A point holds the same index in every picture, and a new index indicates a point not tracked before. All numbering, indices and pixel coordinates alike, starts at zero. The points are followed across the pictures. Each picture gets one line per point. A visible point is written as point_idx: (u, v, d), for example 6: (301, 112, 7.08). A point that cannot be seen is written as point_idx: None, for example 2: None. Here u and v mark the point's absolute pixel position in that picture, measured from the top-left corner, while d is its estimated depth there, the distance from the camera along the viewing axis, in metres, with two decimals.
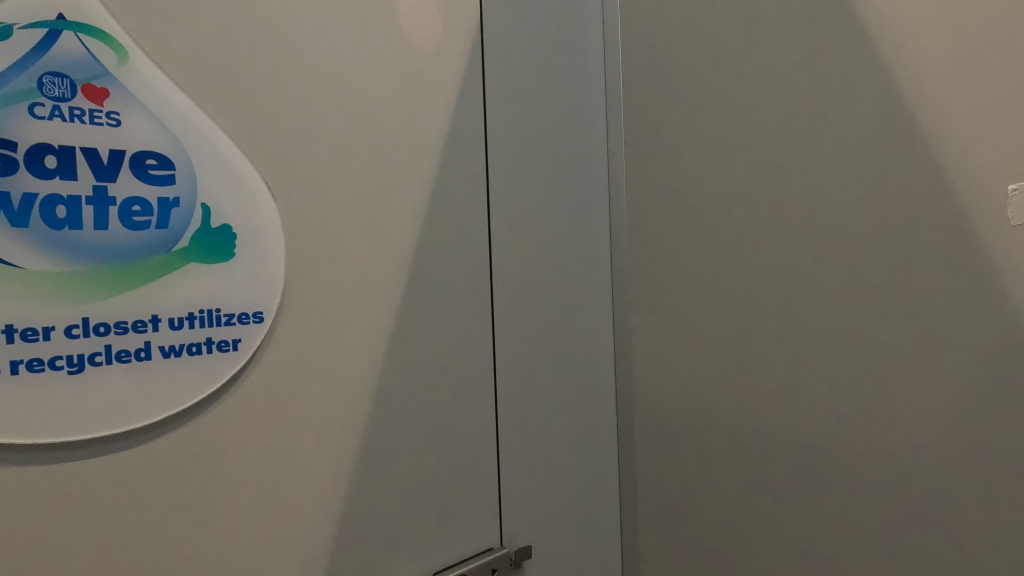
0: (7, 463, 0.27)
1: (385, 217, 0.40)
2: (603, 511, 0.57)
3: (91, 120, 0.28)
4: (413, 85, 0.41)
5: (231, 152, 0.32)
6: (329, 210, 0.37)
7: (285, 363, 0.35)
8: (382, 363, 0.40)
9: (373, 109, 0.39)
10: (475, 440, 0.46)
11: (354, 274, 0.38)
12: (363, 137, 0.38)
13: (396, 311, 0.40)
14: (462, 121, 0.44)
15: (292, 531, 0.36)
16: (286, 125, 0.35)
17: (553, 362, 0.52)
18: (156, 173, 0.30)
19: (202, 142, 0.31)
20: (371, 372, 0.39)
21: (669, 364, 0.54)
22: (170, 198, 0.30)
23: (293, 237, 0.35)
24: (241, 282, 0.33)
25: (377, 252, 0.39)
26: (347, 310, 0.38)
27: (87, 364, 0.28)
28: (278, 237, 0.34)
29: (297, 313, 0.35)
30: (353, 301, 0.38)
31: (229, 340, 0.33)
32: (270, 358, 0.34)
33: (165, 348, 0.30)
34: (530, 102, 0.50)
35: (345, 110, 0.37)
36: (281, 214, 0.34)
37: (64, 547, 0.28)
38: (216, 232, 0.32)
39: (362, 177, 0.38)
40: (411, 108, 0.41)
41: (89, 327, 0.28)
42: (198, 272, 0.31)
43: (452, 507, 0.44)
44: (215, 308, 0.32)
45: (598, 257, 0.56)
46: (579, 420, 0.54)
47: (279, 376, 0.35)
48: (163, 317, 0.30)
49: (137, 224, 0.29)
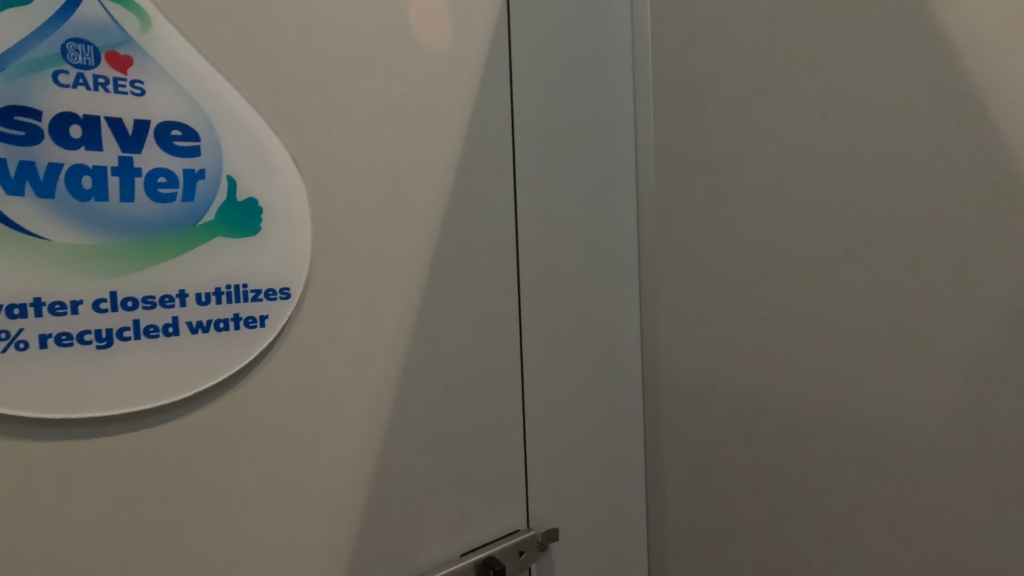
0: (31, 441, 0.26)
1: (410, 201, 0.38)
2: (633, 536, 0.53)
3: (116, 88, 0.27)
4: (441, 65, 0.39)
5: (254, 122, 0.31)
6: (353, 185, 0.35)
7: (311, 341, 0.33)
8: (405, 353, 0.37)
9: (399, 84, 0.37)
10: (505, 441, 0.43)
11: (378, 256, 0.36)
12: (388, 113, 0.36)
13: (421, 301, 0.38)
14: (493, 105, 0.42)
15: (321, 519, 0.34)
16: (307, 92, 0.33)
17: (587, 370, 0.48)
18: (181, 145, 0.29)
19: (225, 112, 0.30)
20: (395, 361, 0.37)
21: (711, 385, 0.49)
22: (195, 169, 0.29)
23: (318, 211, 0.33)
24: (268, 257, 0.31)
25: (402, 236, 0.37)
26: (370, 293, 0.36)
27: (115, 339, 0.27)
28: (307, 211, 0.33)
29: (322, 290, 0.34)
30: (376, 285, 0.36)
31: (257, 316, 0.31)
32: (298, 336, 0.33)
33: (193, 324, 0.29)
34: (559, 93, 0.46)
35: (370, 82, 0.35)
36: (306, 186, 0.33)
37: (92, 528, 0.27)
38: (244, 205, 0.30)
39: (387, 154, 0.36)
40: (439, 90, 0.39)
41: (117, 301, 0.27)
42: (227, 246, 0.30)
43: (481, 511, 0.42)
44: (242, 283, 0.30)
45: (630, 265, 0.52)
46: (612, 435, 0.50)
47: (305, 355, 0.33)
48: (190, 292, 0.29)
49: (163, 196, 0.28)
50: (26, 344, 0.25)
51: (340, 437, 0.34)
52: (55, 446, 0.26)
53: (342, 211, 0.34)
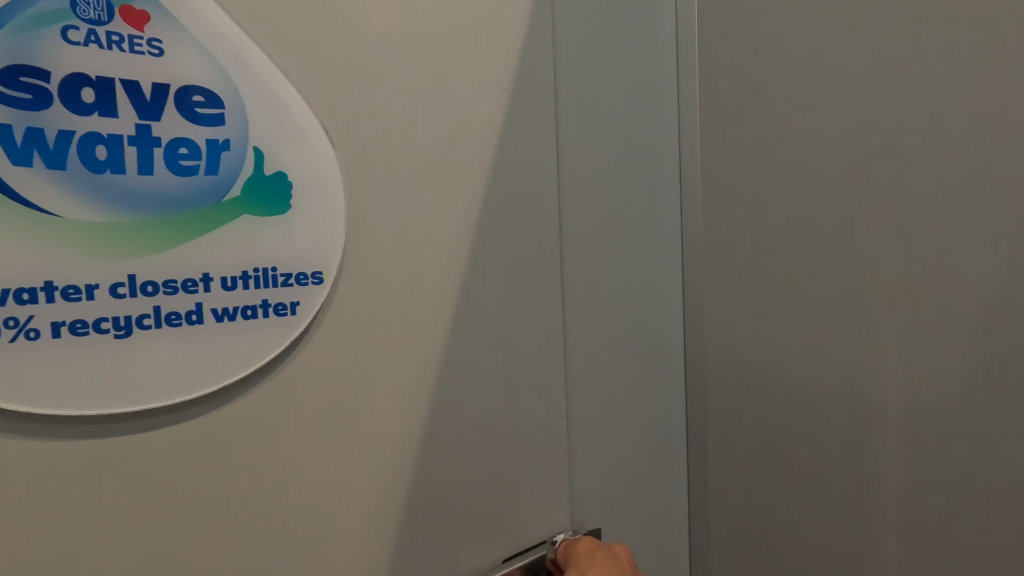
0: (39, 442, 0.23)
1: (449, 175, 0.34)
2: (680, 538, 0.50)
3: (131, 48, 0.24)
4: (482, 26, 0.36)
5: (282, 87, 0.28)
6: (391, 157, 0.32)
7: (345, 330, 0.30)
8: (445, 342, 0.34)
9: (437, 45, 0.33)
10: (549, 439, 0.40)
11: (415, 236, 0.33)
12: (424, 76, 0.33)
13: (460, 285, 0.35)
14: (535, 71, 0.38)
15: (357, 524, 0.31)
16: (337, 51, 0.29)
17: (632, 363, 0.45)
18: (203, 112, 0.26)
19: (250, 75, 0.27)
20: (433, 350, 0.34)
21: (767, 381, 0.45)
22: (219, 139, 0.26)
23: (352, 187, 0.30)
24: (299, 237, 0.28)
25: (440, 214, 0.34)
26: (406, 277, 0.33)
27: (134, 328, 0.24)
28: (340, 186, 0.30)
29: (356, 273, 0.31)
30: (414, 268, 0.33)
31: (286, 303, 0.28)
32: (332, 324, 0.30)
33: (218, 311, 0.26)
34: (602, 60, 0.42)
35: (405, 41, 0.32)
36: (338, 158, 0.30)
37: (111, 536, 0.25)
38: (272, 180, 0.28)
39: (425, 121, 0.33)
40: (479, 54, 0.35)
41: (136, 285, 0.24)
42: (255, 225, 0.27)
43: (524, 513, 0.39)
44: (271, 266, 0.28)
45: (678, 250, 0.48)
46: (657, 431, 0.47)
47: (339, 345, 0.30)
48: (215, 276, 0.26)
49: (185, 169, 0.25)
50: (37, 333, 0.23)
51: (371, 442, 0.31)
52: (72, 447, 0.24)
53: (376, 188, 0.31)
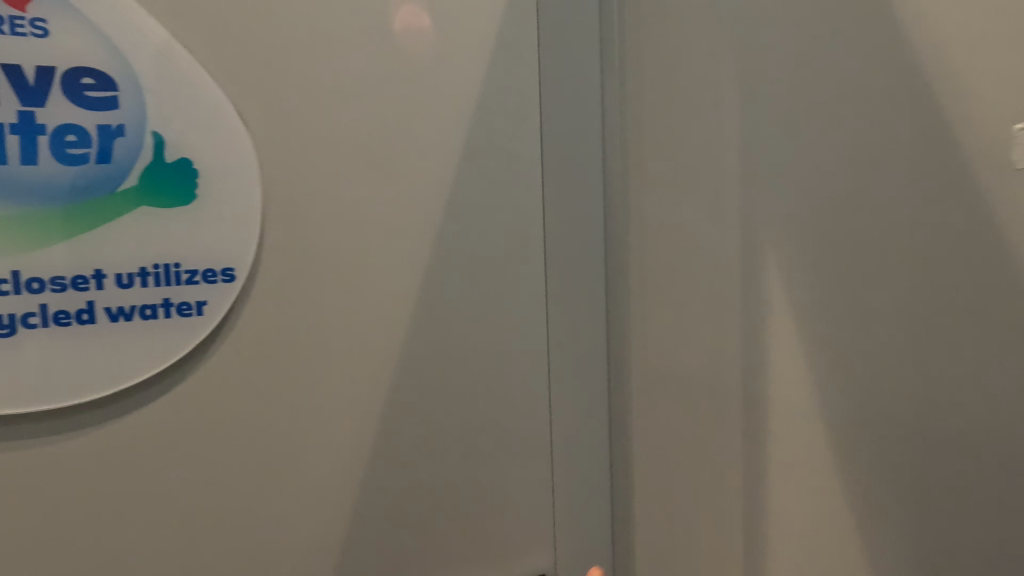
0: None
1: (396, 153, 0.30)
2: None
3: (13, 28, 0.23)
4: None
5: (181, 57, 0.25)
6: (314, 134, 0.28)
7: (266, 331, 0.27)
8: (398, 344, 0.30)
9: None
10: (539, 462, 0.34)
11: (354, 221, 0.29)
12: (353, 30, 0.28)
13: (418, 275, 0.30)
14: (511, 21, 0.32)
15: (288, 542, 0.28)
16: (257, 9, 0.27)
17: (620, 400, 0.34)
18: (91, 94, 0.24)
19: (147, 47, 0.25)
20: (381, 352, 0.30)
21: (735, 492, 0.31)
22: (111, 124, 0.24)
23: (268, 167, 0.27)
24: (203, 228, 0.26)
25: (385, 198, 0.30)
26: (337, 267, 0.29)
27: (21, 328, 0.23)
28: (254, 167, 0.27)
29: (275, 264, 0.27)
30: (351, 258, 0.29)
31: (193, 303, 0.26)
32: (247, 325, 0.27)
33: (114, 311, 0.25)
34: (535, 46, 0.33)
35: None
36: (249, 137, 0.27)
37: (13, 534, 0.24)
38: (175, 167, 0.25)
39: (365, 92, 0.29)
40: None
41: (21, 282, 0.23)
42: (155, 214, 0.25)
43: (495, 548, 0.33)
44: (174, 261, 0.25)
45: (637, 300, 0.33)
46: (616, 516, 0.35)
47: (258, 347, 0.27)
48: (109, 273, 0.24)
49: (73, 156, 0.24)
50: None
51: (301, 468, 0.28)
52: None
53: (303, 168, 0.28)
